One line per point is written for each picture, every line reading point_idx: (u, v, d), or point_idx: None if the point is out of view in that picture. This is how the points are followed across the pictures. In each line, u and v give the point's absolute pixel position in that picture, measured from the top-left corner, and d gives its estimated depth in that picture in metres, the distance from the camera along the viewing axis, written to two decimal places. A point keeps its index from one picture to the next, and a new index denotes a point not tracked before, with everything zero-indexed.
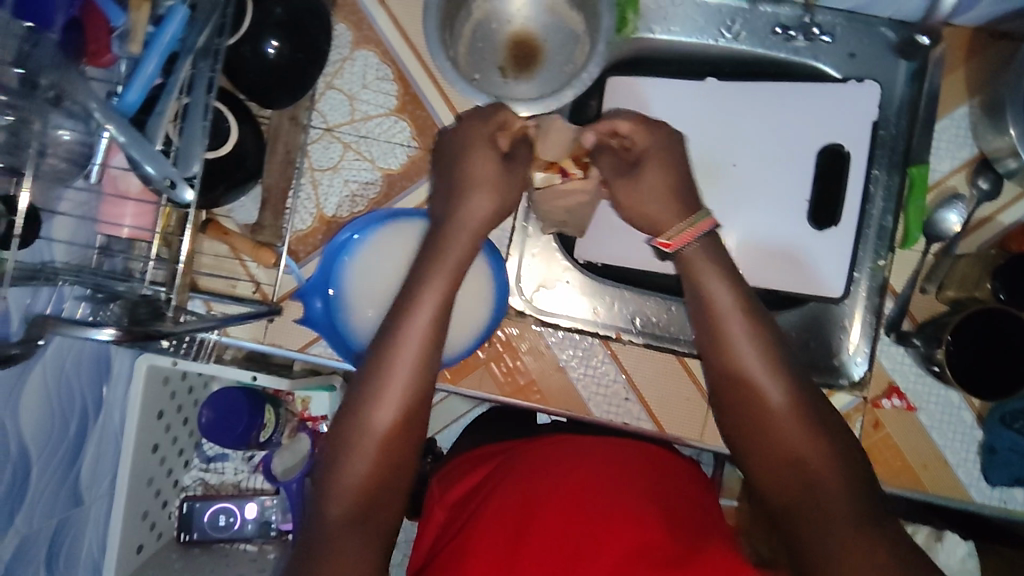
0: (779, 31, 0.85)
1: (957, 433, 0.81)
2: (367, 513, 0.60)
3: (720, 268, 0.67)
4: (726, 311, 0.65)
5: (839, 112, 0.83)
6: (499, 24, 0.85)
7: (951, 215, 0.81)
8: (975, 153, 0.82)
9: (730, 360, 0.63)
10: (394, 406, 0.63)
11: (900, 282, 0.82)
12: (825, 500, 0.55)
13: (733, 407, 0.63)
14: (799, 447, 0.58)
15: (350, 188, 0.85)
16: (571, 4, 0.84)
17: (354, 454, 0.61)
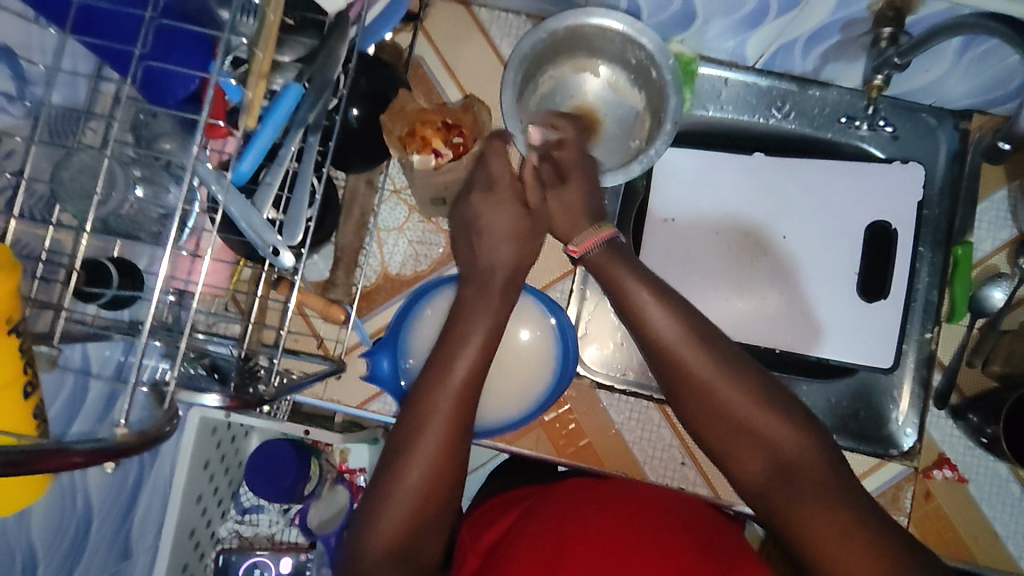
0: (845, 120, 0.91)
1: (1006, 506, 0.82)
2: (410, 553, 0.57)
3: (659, 295, 0.63)
4: (673, 339, 0.61)
5: (884, 192, 0.87)
6: (569, 98, 0.90)
7: (996, 293, 0.84)
8: (1015, 235, 0.87)
9: (704, 387, 0.59)
10: (450, 397, 0.61)
11: (948, 353, 0.85)
12: (816, 514, 0.51)
13: (716, 437, 0.59)
14: (778, 450, 0.56)
15: (414, 248, 0.89)
16: (633, 83, 0.89)
17: (407, 465, 0.58)
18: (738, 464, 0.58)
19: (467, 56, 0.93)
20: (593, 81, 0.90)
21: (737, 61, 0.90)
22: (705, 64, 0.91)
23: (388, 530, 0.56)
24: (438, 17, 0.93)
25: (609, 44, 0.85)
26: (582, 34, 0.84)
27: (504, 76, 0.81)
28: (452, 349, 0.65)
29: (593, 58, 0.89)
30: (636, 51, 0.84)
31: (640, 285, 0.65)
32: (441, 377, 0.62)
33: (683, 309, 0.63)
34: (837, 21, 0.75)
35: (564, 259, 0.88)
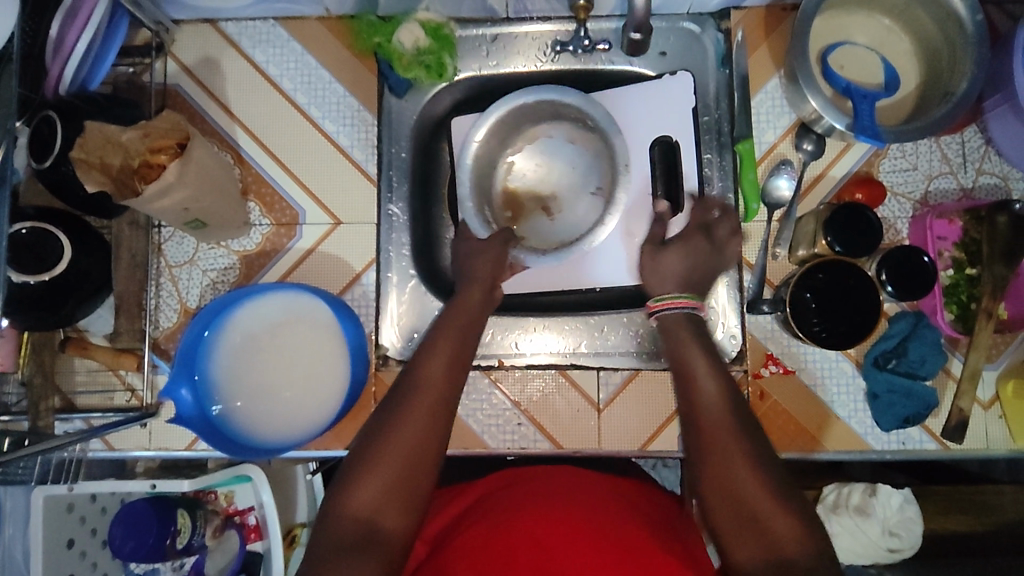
0: (560, 48, 0.88)
1: (841, 386, 0.82)
2: (369, 534, 0.59)
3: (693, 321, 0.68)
4: (697, 361, 0.65)
5: (658, 109, 0.87)
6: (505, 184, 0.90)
7: (781, 182, 0.84)
8: (794, 120, 0.86)
9: (719, 426, 0.61)
10: (441, 366, 0.66)
11: (753, 253, 0.84)
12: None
13: (694, 441, 0.61)
14: (774, 541, 0.55)
15: (210, 277, 0.87)
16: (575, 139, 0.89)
17: (400, 421, 0.63)
18: (712, 504, 0.59)
19: (226, 74, 0.90)
20: (551, 144, 0.89)
21: (492, 15, 0.89)
22: (461, 26, 0.90)
23: (362, 500, 0.60)
24: (188, 42, 0.91)
25: (548, 108, 0.87)
26: (521, 113, 0.86)
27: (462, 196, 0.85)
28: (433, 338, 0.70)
29: (538, 125, 0.89)
30: (575, 112, 0.86)
31: (693, 356, 0.65)
32: (421, 382, 0.65)
33: (732, 395, 0.63)
34: None
35: (362, 251, 0.88)
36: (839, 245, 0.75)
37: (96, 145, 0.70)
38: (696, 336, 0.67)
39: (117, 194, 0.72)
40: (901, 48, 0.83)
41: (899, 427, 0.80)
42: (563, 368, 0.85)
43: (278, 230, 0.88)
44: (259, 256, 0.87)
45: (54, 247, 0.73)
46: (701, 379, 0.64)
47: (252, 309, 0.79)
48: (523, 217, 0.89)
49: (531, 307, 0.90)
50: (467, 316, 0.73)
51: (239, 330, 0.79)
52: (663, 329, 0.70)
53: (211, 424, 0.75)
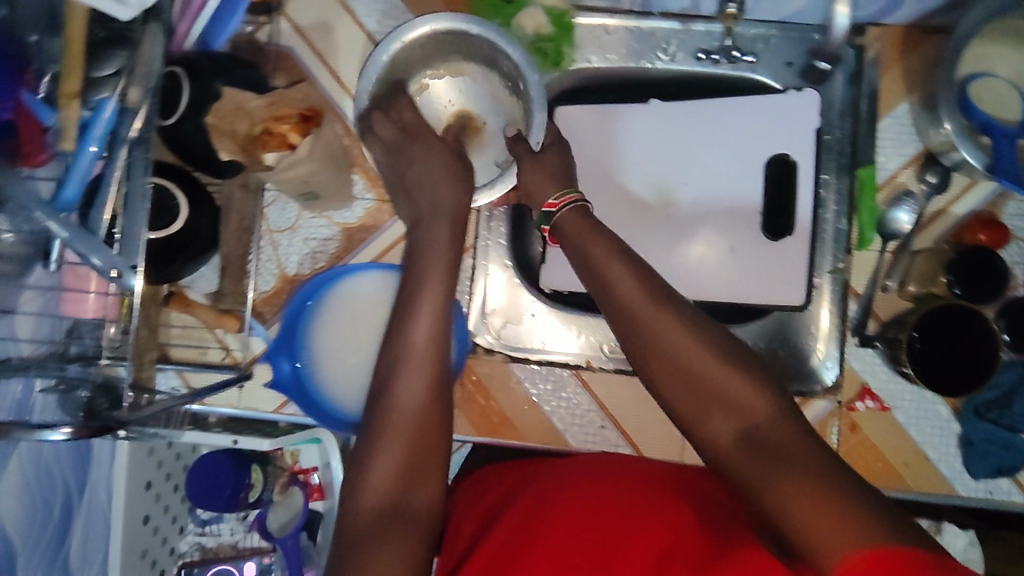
0: (701, 56, 0.86)
1: (935, 428, 0.81)
2: (402, 507, 0.61)
3: (619, 253, 0.65)
4: (637, 297, 0.62)
5: (781, 126, 0.84)
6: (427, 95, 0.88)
7: (901, 215, 0.81)
8: (921, 148, 0.82)
9: (648, 318, 0.61)
10: (424, 325, 0.67)
11: (861, 282, 0.83)
12: (793, 474, 0.51)
13: (668, 382, 0.60)
14: (794, 461, 0.52)
15: (310, 246, 0.87)
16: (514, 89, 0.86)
17: (403, 381, 0.65)
18: (714, 435, 0.57)
19: (339, 41, 0.89)
20: (470, 88, 0.88)
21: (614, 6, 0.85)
22: (582, 14, 0.86)
23: (380, 476, 0.62)
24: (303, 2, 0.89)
25: (478, 46, 0.83)
26: (451, 37, 0.82)
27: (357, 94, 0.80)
28: (411, 294, 0.69)
29: (468, 62, 0.87)
30: (506, 61, 0.82)
31: (620, 275, 0.63)
32: (409, 348, 0.66)
33: (652, 287, 0.63)
34: None
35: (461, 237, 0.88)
36: (958, 288, 0.74)
37: (229, 112, 0.75)
38: (628, 263, 0.64)
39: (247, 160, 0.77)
40: None
41: (990, 476, 0.79)
42: None
43: (381, 206, 0.88)
44: (360, 231, 0.87)
45: (171, 205, 0.74)
46: (654, 323, 0.60)
47: (355, 282, 0.81)
48: None
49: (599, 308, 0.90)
50: (439, 247, 0.71)
51: (341, 306, 0.81)
52: (567, 236, 0.70)
53: (309, 396, 0.79)
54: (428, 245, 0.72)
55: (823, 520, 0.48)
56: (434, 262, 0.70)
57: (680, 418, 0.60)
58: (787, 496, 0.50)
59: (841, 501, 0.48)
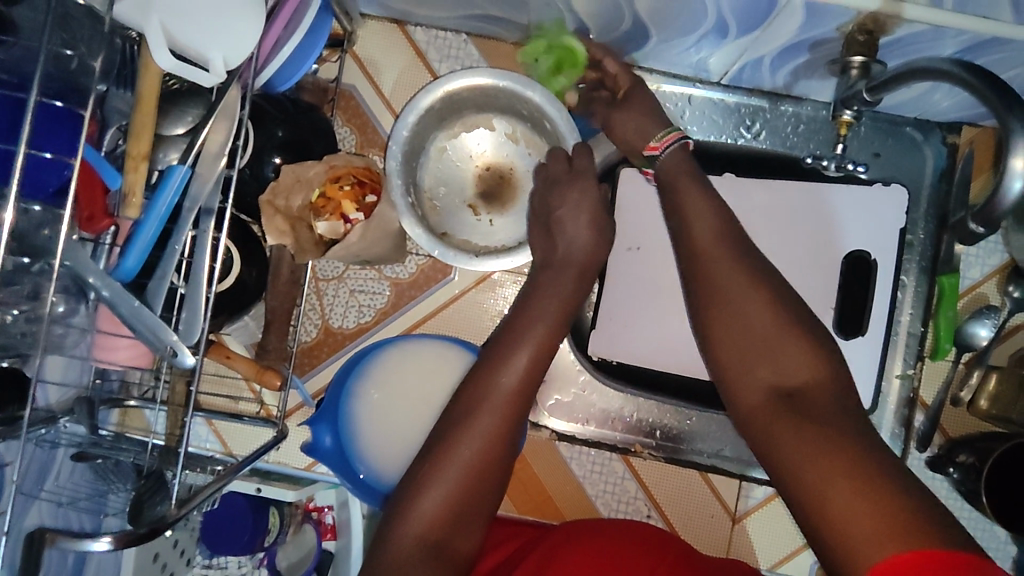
0: (810, 163, 0.83)
1: (991, 550, 0.78)
2: (443, 541, 0.55)
3: (708, 200, 0.62)
4: (707, 243, 0.59)
5: (863, 223, 0.80)
6: (445, 156, 0.81)
7: (980, 329, 0.77)
8: (1006, 260, 0.79)
9: (718, 286, 0.57)
10: (518, 371, 0.61)
11: (930, 393, 0.79)
12: (831, 454, 0.45)
13: (726, 336, 0.55)
14: (838, 438, 0.46)
15: (357, 299, 0.83)
16: (534, 131, 0.79)
17: (481, 412, 0.59)
18: (748, 394, 0.53)
19: (406, 86, 0.84)
20: (491, 139, 0.81)
21: (702, 76, 0.81)
22: (666, 82, 0.83)
23: (429, 513, 0.55)
24: (372, 41, 0.84)
25: (499, 98, 0.75)
26: (471, 94, 0.75)
27: (386, 165, 0.72)
28: (506, 350, 0.63)
29: (482, 113, 0.79)
30: (525, 104, 0.75)
31: (700, 224, 0.61)
32: (492, 385, 0.60)
33: (731, 245, 0.59)
34: (804, 41, 0.67)
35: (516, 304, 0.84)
36: None
37: (285, 186, 0.67)
38: (717, 214, 0.61)
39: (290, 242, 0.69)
40: None
41: None
42: (704, 471, 0.81)
43: (435, 264, 0.83)
44: (411, 287, 0.83)
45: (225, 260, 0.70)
46: (722, 283, 0.57)
47: (401, 350, 0.77)
48: (456, 214, 0.81)
49: (648, 385, 0.84)
50: (555, 298, 0.66)
51: (387, 371, 0.77)
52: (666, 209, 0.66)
53: (350, 465, 0.74)
54: (544, 277, 0.68)
55: (851, 496, 0.43)
56: (547, 303, 0.66)
57: (722, 374, 0.56)
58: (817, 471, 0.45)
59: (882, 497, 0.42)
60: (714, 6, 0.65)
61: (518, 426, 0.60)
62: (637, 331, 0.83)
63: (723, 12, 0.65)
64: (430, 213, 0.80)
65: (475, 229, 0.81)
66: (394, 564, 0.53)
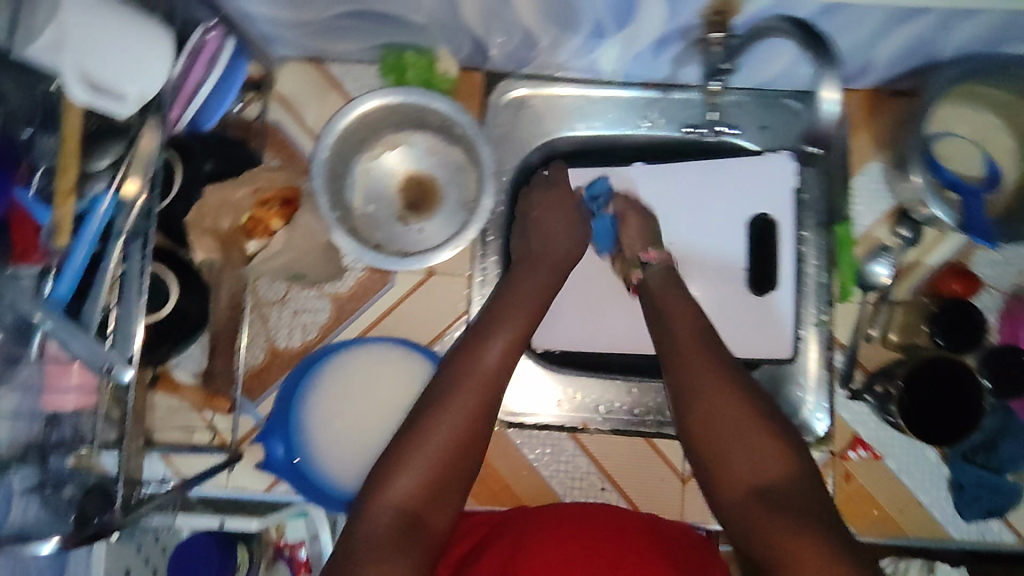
0: (687, 130, 0.89)
1: (926, 474, 0.83)
2: (417, 522, 0.57)
3: (685, 298, 0.73)
4: (685, 337, 0.69)
5: (759, 189, 0.88)
6: (369, 175, 0.86)
7: (879, 267, 0.83)
8: (892, 205, 0.87)
9: (664, 292, 0.75)
10: (498, 352, 0.66)
11: (845, 333, 0.85)
12: (757, 448, 0.59)
13: (679, 406, 0.64)
14: (773, 488, 0.57)
15: (300, 319, 0.86)
16: (449, 141, 0.86)
17: (459, 395, 0.63)
18: (724, 471, 0.59)
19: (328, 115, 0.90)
20: (410, 153, 0.86)
21: (597, 76, 0.89)
22: (567, 86, 0.90)
23: (401, 493, 0.58)
24: (293, 79, 0.90)
25: (411, 114, 0.82)
26: (385, 113, 0.81)
27: (313, 185, 0.77)
28: (480, 339, 0.68)
29: (399, 131, 0.85)
30: (435, 116, 0.81)
31: (676, 320, 0.71)
32: (464, 372, 0.65)
33: (704, 332, 0.69)
34: (673, 30, 0.75)
35: (453, 303, 0.88)
36: (941, 337, 0.76)
37: (211, 208, 0.75)
38: (694, 314, 0.71)
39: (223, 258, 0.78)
40: (1006, 145, 0.84)
41: (980, 518, 0.81)
42: (650, 437, 0.85)
43: (372, 275, 0.87)
44: (351, 300, 0.86)
45: (161, 289, 0.71)
46: (691, 365, 0.65)
47: (347, 358, 0.80)
48: (388, 227, 0.86)
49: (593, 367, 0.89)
50: (534, 294, 0.74)
51: (334, 380, 0.80)
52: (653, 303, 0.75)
53: (302, 472, 0.77)
54: (518, 282, 0.75)
55: (804, 561, 0.50)
56: (523, 300, 0.72)
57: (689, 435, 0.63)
58: (749, 484, 0.58)
59: (775, 484, 0.57)
60: (587, 7, 0.73)
61: (494, 409, 0.64)
62: (573, 315, 0.88)
63: (596, 12, 0.73)
64: (361, 229, 0.84)
65: (406, 238, 0.86)
66: (368, 540, 0.55)
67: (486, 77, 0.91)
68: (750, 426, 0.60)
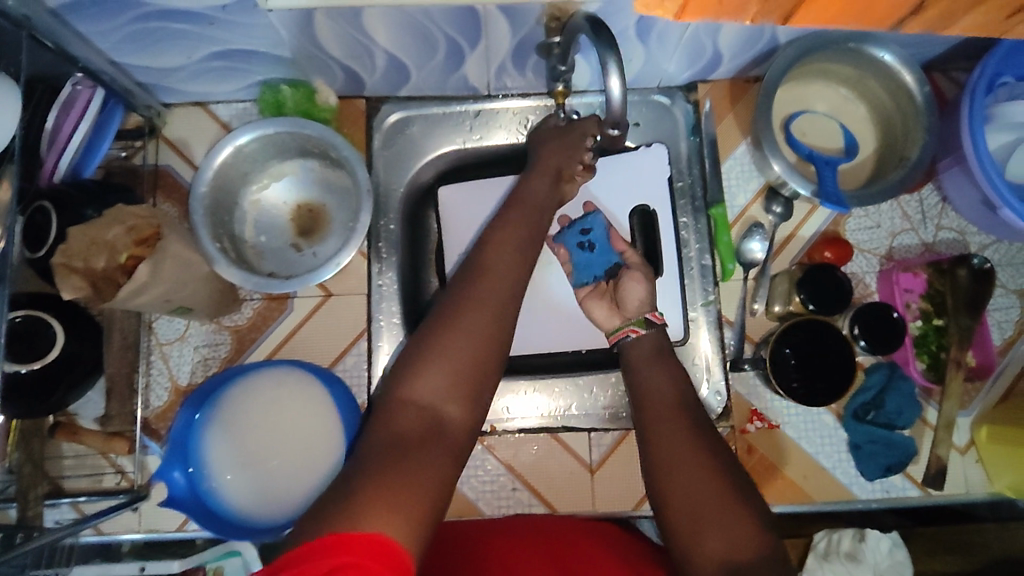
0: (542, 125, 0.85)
1: (825, 438, 0.84)
2: (436, 428, 0.55)
3: (661, 358, 0.68)
4: (664, 395, 0.64)
5: (639, 181, 0.91)
6: (259, 208, 0.88)
7: (754, 245, 0.88)
8: (763, 183, 0.91)
9: (646, 355, 0.69)
10: (511, 260, 0.64)
11: (732, 310, 0.88)
12: (733, 520, 0.55)
13: (664, 473, 0.59)
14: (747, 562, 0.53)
15: (201, 354, 0.87)
16: (332, 166, 0.88)
17: (480, 300, 0.60)
18: (705, 541, 0.55)
19: None
20: (297, 182, 0.89)
21: (472, 93, 0.93)
22: (445, 104, 0.93)
23: (425, 389, 0.56)
24: (178, 124, 0.92)
25: (287, 143, 0.84)
26: (264, 146, 0.84)
27: (192, 220, 0.79)
28: (502, 250, 0.65)
29: (283, 161, 0.88)
30: (311, 141, 0.84)
31: (653, 378, 0.66)
32: (488, 280, 0.61)
33: (686, 390, 0.65)
34: (522, 39, 0.79)
35: (353, 322, 0.89)
36: (812, 303, 0.80)
37: (79, 250, 0.70)
38: (672, 369, 0.67)
39: (97, 297, 0.72)
40: (859, 116, 0.89)
41: (882, 476, 0.83)
42: (555, 432, 0.87)
43: (269, 304, 0.89)
44: (251, 330, 0.88)
45: (48, 333, 0.74)
46: (671, 431, 0.61)
47: (242, 385, 0.81)
48: (282, 255, 0.88)
49: None
50: (526, 215, 0.69)
51: (228, 408, 0.81)
52: (638, 385, 0.66)
53: (203, 500, 0.78)
54: (513, 211, 0.70)
55: None
56: (524, 219, 0.69)
57: (669, 512, 0.58)
58: (720, 560, 0.53)
59: (753, 561, 0.53)
60: (436, 27, 0.76)
61: (514, 316, 0.61)
62: None
63: (446, 32, 0.77)
64: (253, 259, 0.86)
65: (300, 264, 0.88)
66: (388, 439, 0.53)
67: (367, 103, 0.94)
68: (726, 501, 0.56)
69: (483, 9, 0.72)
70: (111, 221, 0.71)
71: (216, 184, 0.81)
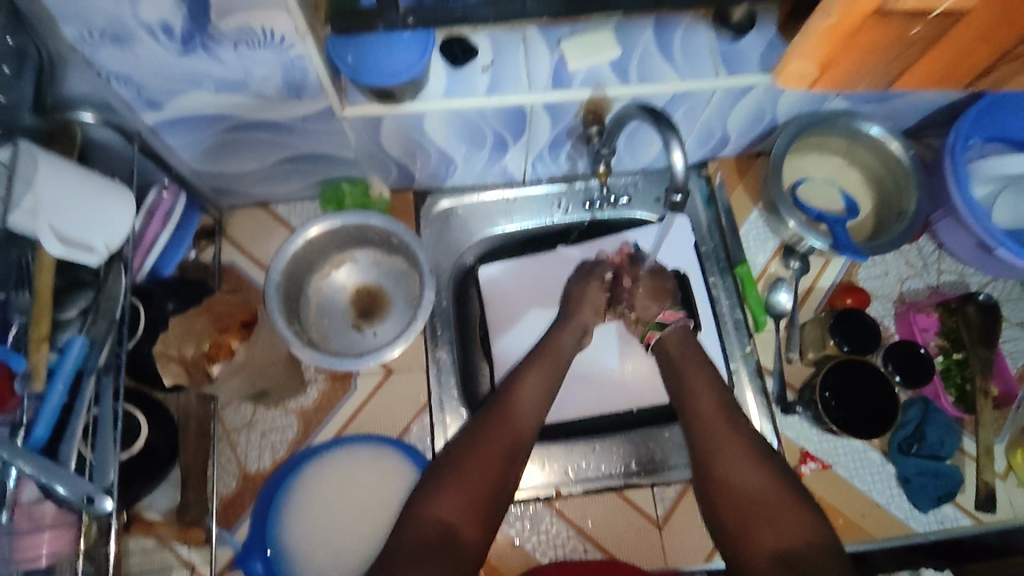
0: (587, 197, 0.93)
1: (874, 475, 0.88)
2: (450, 541, 0.64)
3: (708, 378, 0.81)
4: (709, 412, 0.77)
5: (667, 249, 1.00)
6: (322, 294, 0.94)
7: (782, 296, 0.95)
8: (778, 243, 1.00)
9: (688, 368, 0.83)
10: (526, 402, 0.76)
11: (770, 360, 0.94)
12: (782, 517, 0.67)
13: (714, 478, 0.72)
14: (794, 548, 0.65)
15: (269, 439, 0.89)
16: (389, 252, 0.95)
17: (487, 432, 0.72)
18: (753, 534, 0.67)
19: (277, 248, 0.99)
20: (356, 268, 0.96)
21: (512, 181, 1.02)
22: (486, 191, 1.03)
23: (444, 506, 0.66)
24: (241, 224, 0.99)
25: (351, 234, 0.91)
26: (331, 237, 0.91)
27: (269, 307, 0.82)
28: (506, 393, 0.77)
29: (344, 250, 0.95)
30: (373, 231, 0.91)
31: (700, 396, 0.79)
32: (497, 414, 0.74)
33: (729, 406, 0.78)
34: (561, 131, 0.90)
35: (415, 397, 0.92)
36: (846, 345, 0.88)
37: (176, 338, 0.76)
38: (717, 391, 0.79)
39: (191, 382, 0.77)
40: (854, 179, 1.01)
41: (935, 507, 0.86)
42: (620, 490, 0.89)
43: (333, 385, 0.92)
44: (317, 412, 0.91)
45: (133, 424, 0.76)
46: (719, 441, 0.74)
47: (318, 464, 0.84)
48: (345, 337, 0.93)
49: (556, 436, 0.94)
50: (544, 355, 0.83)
51: (304, 488, 0.83)
52: (685, 400, 0.80)
53: None
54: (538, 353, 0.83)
55: None
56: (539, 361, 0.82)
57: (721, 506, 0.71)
58: (770, 548, 0.66)
59: (801, 549, 0.65)
60: (487, 124, 0.86)
61: (522, 446, 0.73)
62: None
63: (496, 128, 0.87)
64: (319, 342, 0.91)
65: (362, 344, 0.93)
66: (407, 548, 0.63)
67: (415, 195, 1.03)
68: (778, 499, 0.69)
69: (531, 108, 0.82)
70: (203, 311, 0.79)
71: (288, 272, 0.87)
